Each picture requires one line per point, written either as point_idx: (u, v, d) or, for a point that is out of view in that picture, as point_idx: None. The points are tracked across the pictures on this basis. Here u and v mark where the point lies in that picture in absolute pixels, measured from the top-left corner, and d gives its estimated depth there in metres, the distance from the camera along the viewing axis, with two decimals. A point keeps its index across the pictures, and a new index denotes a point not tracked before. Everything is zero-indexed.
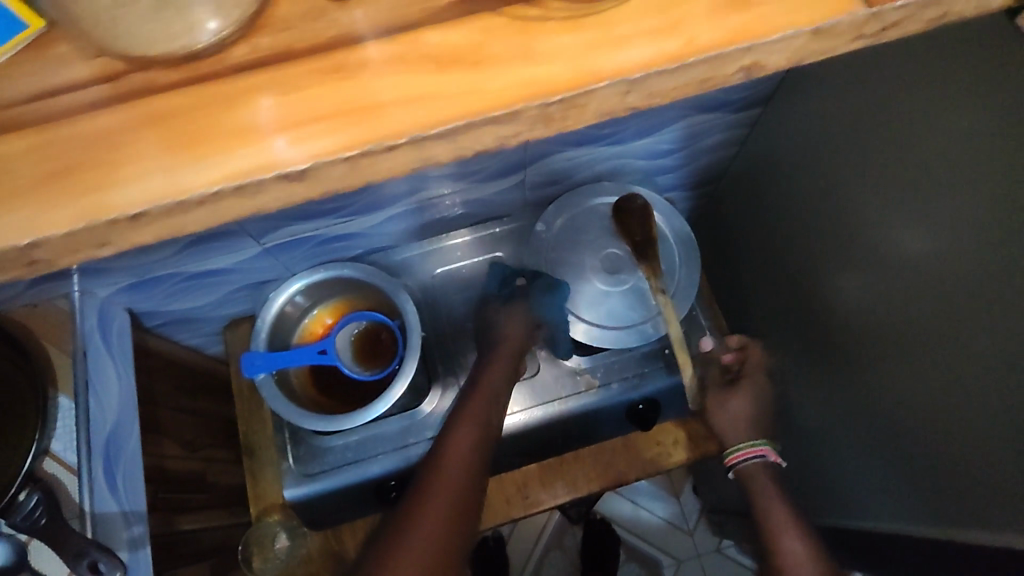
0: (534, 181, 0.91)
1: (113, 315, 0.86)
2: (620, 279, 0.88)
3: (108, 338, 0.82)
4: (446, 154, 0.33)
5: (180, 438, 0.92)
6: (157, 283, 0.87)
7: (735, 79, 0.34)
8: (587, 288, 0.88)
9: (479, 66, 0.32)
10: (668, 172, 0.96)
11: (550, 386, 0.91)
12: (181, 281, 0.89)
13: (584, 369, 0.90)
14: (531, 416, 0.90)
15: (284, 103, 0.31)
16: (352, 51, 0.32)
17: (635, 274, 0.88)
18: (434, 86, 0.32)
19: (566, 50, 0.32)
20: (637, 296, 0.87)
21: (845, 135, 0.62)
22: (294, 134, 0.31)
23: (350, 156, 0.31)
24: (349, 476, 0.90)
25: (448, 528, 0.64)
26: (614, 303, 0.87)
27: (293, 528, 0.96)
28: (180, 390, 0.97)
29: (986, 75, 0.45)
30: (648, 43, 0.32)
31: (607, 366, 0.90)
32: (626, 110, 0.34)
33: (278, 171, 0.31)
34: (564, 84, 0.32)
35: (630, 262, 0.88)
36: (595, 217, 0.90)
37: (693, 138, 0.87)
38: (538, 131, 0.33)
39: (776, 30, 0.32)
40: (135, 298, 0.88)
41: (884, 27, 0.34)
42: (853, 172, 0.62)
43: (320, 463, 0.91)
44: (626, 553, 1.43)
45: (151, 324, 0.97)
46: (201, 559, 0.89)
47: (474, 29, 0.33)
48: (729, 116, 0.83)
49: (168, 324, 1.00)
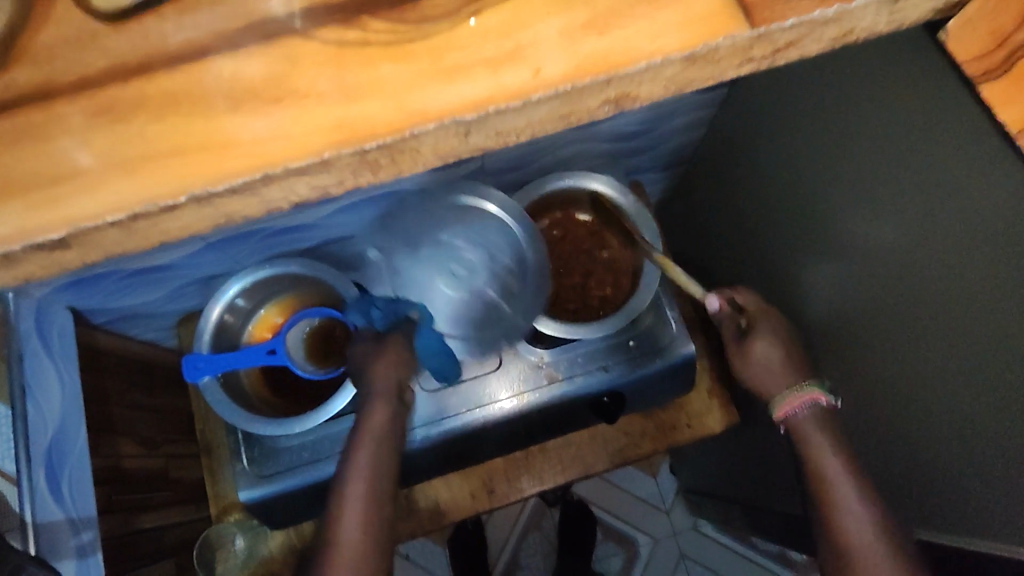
0: (495, 167, 0.79)
1: (53, 315, 0.73)
2: (474, 281, 0.65)
3: (47, 335, 0.70)
4: (252, 208, 0.27)
5: (137, 435, 0.82)
6: (99, 283, 0.75)
7: (602, 113, 0.29)
8: (433, 305, 0.64)
9: (280, 103, 0.27)
10: (643, 154, 0.86)
11: (510, 379, 0.70)
12: (124, 279, 0.77)
13: (547, 363, 0.70)
14: (487, 416, 0.69)
15: (44, 155, 0.26)
16: (128, 87, 0.27)
17: (487, 284, 0.66)
18: (226, 132, 0.26)
19: (386, 84, 0.27)
20: (499, 303, 0.67)
21: (793, 125, 0.55)
22: (54, 195, 0.26)
23: (119, 221, 0.26)
24: (306, 480, 0.76)
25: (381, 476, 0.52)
26: (465, 315, 0.66)
27: (253, 528, 0.88)
28: (134, 385, 0.85)
29: (915, 85, 0.39)
30: (486, 76, 0.27)
31: (570, 359, 0.70)
32: (472, 152, 0.29)
33: (30, 241, 0.25)
34: (381, 128, 0.26)
35: (487, 269, 0.66)
36: (451, 215, 0.67)
37: (660, 119, 0.77)
38: (365, 178, 0.28)
39: (639, 58, 0.27)
40: (78, 297, 0.75)
41: (777, 48, 0.29)
42: (801, 171, 0.55)
43: (275, 462, 0.77)
44: (602, 534, 1.31)
45: (99, 321, 0.84)
46: (162, 559, 0.82)
47: (280, 57, 0.27)
48: (694, 98, 0.74)
49: (118, 320, 0.86)
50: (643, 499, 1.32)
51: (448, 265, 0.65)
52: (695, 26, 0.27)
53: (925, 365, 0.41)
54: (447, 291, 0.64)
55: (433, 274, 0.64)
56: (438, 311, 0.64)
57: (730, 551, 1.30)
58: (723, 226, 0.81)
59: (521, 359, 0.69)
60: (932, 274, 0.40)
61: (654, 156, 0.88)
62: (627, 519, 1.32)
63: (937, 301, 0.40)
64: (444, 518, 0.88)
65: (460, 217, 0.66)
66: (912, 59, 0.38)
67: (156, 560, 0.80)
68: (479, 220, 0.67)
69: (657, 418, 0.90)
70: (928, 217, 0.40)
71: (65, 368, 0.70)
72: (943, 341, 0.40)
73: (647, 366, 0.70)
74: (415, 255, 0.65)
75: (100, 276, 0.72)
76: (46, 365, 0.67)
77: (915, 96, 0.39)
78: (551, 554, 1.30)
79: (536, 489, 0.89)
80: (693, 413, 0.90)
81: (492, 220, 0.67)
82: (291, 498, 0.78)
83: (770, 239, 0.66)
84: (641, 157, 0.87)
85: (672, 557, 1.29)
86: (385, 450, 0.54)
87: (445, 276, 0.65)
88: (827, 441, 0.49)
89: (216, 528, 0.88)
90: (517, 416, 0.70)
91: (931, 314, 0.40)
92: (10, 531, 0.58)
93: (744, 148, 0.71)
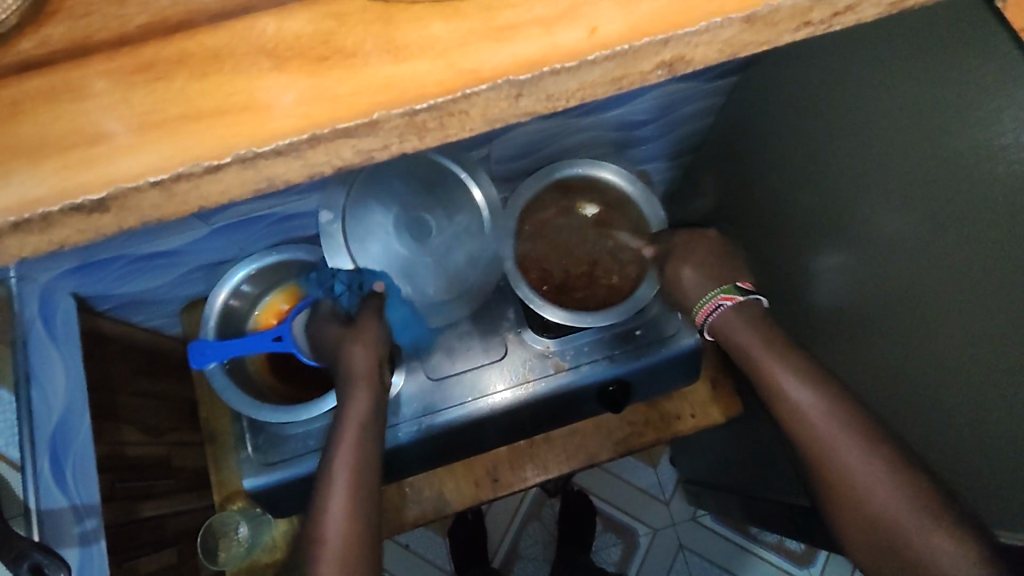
0: (502, 156, 0.79)
1: (60, 299, 0.70)
2: (435, 246, 0.69)
3: (52, 320, 0.68)
4: (295, 173, 0.27)
5: (141, 422, 0.81)
6: (107, 267, 0.73)
7: (654, 77, 0.28)
8: (385, 259, 0.67)
9: (326, 63, 0.26)
10: (650, 142, 0.86)
11: (517, 369, 0.75)
12: (132, 263, 0.75)
13: (553, 352, 0.75)
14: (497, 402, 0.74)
15: (81, 114, 0.25)
16: (167, 44, 0.26)
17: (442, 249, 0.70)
18: (266, 92, 0.25)
19: (436, 43, 0.26)
20: (450, 268, 0.71)
21: (812, 108, 0.54)
22: (91, 155, 0.25)
23: (161, 181, 0.25)
24: (309, 469, 0.76)
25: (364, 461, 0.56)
26: (417, 275, 0.69)
27: (256, 516, 0.86)
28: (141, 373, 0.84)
29: (959, 58, 0.38)
30: (539, 35, 0.26)
31: (577, 347, 0.75)
32: (520, 118, 0.28)
33: (69, 202, 0.24)
34: (431, 88, 0.25)
35: (445, 235, 0.70)
36: (422, 182, 0.69)
37: (672, 106, 0.77)
38: (410, 143, 0.27)
39: (697, 19, 0.26)
40: (85, 281, 0.73)
41: (837, 12, 0.28)
42: (816, 155, 0.55)
43: (280, 450, 0.77)
44: (602, 524, 1.31)
45: (103, 308, 0.83)
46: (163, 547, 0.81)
47: (325, 14, 0.26)
48: (707, 84, 0.74)
49: (122, 306, 0.85)
50: (643, 490, 1.32)
51: (410, 226, 0.68)
52: None
53: (952, 343, 0.41)
54: (401, 250, 0.68)
55: (392, 231, 0.67)
56: (392, 268, 0.68)
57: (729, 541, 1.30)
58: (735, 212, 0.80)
59: (527, 348, 0.75)
60: (956, 254, 0.40)
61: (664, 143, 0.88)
62: (626, 509, 1.32)
63: (962, 281, 0.40)
64: (449, 506, 0.88)
65: (427, 186, 0.69)
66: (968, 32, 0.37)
67: (157, 548, 0.80)
68: (449, 190, 0.70)
69: (661, 408, 0.90)
70: (955, 198, 0.39)
71: (71, 355, 0.68)
72: (970, 323, 0.40)
73: (648, 356, 0.75)
74: (375, 207, 0.67)
75: (110, 259, 0.70)
76: (51, 355, 0.66)
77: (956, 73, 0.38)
78: (550, 544, 1.30)
79: (540, 478, 0.88)
80: (696, 402, 0.90)
81: (463, 195, 0.71)
82: (295, 486, 0.78)
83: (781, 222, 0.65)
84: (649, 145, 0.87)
85: (672, 547, 1.29)
86: (370, 437, 0.57)
87: (401, 234, 0.68)
88: (752, 333, 0.54)
89: (219, 516, 0.86)
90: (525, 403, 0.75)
91: (956, 295, 0.40)
92: (15, 517, 0.57)
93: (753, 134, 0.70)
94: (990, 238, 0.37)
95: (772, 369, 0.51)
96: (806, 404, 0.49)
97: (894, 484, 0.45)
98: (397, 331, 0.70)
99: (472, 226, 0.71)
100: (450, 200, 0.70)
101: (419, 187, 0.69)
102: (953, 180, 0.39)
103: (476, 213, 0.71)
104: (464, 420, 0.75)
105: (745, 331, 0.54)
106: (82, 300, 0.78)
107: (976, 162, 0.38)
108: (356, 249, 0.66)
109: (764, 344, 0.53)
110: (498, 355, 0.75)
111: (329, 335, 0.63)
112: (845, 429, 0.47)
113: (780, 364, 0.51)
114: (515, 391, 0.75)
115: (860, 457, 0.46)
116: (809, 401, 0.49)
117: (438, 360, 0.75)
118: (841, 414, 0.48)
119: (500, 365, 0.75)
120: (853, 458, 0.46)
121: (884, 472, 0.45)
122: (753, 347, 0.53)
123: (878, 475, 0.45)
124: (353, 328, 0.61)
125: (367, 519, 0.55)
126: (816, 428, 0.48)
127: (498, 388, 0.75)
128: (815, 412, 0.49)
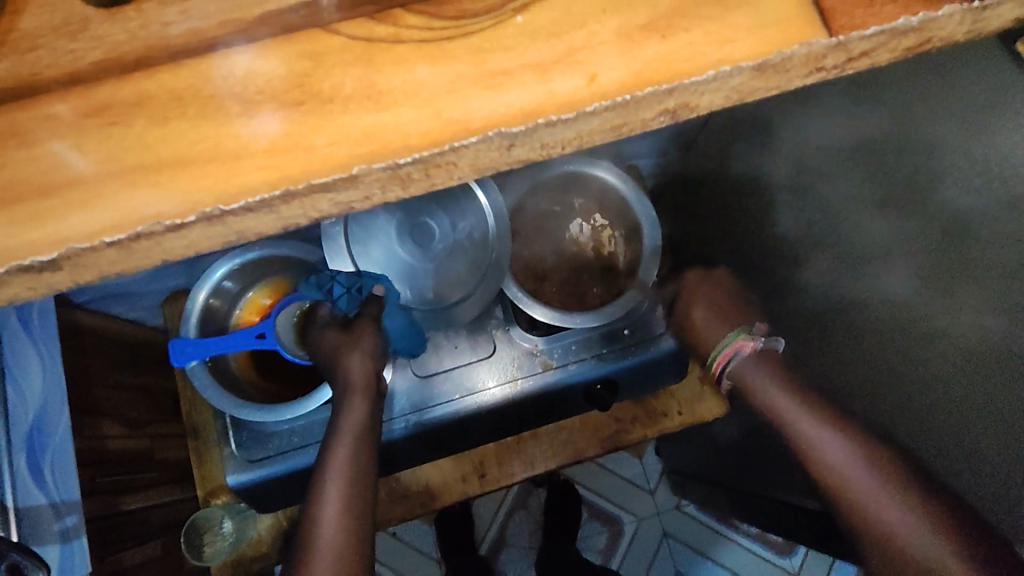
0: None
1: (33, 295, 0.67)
2: (437, 252, 0.69)
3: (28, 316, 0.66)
4: (267, 226, 0.24)
5: (121, 416, 0.79)
6: None
7: (655, 124, 0.26)
8: (387, 265, 0.68)
9: (302, 108, 0.24)
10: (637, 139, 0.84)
11: (505, 366, 0.75)
12: None
13: (541, 351, 0.74)
14: (485, 399, 0.74)
15: (30, 163, 0.23)
16: (124, 85, 0.23)
17: (442, 253, 0.69)
18: (239, 138, 0.23)
19: (422, 88, 0.24)
20: (451, 274, 0.71)
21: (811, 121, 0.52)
22: (39, 210, 0.23)
23: (118, 241, 0.22)
24: (295, 465, 0.75)
25: (361, 475, 0.55)
26: (418, 280, 0.69)
27: (241, 511, 0.85)
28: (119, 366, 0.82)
29: (951, 99, 0.40)
30: (534, 82, 0.24)
31: (566, 346, 0.74)
32: (513, 166, 0.26)
33: (16, 262, 0.22)
34: (417, 140, 0.23)
35: (447, 241, 0.69)
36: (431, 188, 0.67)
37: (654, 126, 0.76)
38: (394, 193, 0.25)
39: (702, 68, 0.24)
40: None
41: (851, 57, 0.26)
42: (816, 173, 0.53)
43: (264, 446, 0.76)
44: (587, 513, 1.31)
45: (81, 300, 0.80)
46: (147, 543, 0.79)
47: (303, 53, 0.24)
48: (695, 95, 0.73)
49: (101, 299, 0.82)
50: (628, 480, 1.32)
51: (413, 231, 0.67)
52: (768, 32, 0.25)
53: (942, 367, 0.43)
54: (404, 255, 0.68)
55: (395, 236, 0.67)
56: (394, 272, 0.68)
57: (714, 531, 1.30)
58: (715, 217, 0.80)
59: (515, 346, 0.74)
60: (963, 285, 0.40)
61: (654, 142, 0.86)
62: (611, 499, 1.32)
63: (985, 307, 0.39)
64: (435, 502, 0.87)
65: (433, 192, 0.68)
66: (967, 72, 0.39)
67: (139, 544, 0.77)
68: (455, 195, 0.69)
69: (650, 405, 0.89)
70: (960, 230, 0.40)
71: (49, 352, 0.66)
72: (968, 352, 0.41)
73: (637, 355, 0.74)
74: (378, 215, 0.66)
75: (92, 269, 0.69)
76: (26, 351, 0.64)
77: (957, 105, 0.40)
78: (537, 533, 1.30)
79: (527, 474, 0.87)
80: (683, 401, 0.89)
81: (469, 202, 0.69)
82: (279, 483, 0.77)
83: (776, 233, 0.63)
84: (637, 144, 0.85)
85: (656, 537, 1.30)
86: (367, 445, 0.56)
87: (404, 240, 0.68)
88: (769, 380, 0.48)
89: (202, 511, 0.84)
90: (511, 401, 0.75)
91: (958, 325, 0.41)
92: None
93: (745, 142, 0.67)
94: (999, 269, 0.38)
95: (798, 421, 0.45)
96: (834, 457, 0.42)
97: (952, 554, 0.37)
98: (393, 339, 0.69)
99: (476, 234, 0.70)
100: (455, 206, 0.69)
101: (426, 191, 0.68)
102: (954, 213, 0.41)
103: (482, 220, 0.69)
104: (450, 419, 0.74)
105: (763, 379, 0.48)
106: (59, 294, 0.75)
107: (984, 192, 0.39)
108: (358, 253, 0.67)
109: (783, 390, 0.47)
110: (486, 353, 0.75)
111: (325, 342, 0.61)
112: (884, 482, 0.40)
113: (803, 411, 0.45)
114: (503, 389, 0.74)
115: (904, 516, 0.39)
116: (837, 451, 0.42)
117: (425, 356, 0.74)
118: (878, 464, 0.41)
119: (489, 363, 0.75)
120: (899, 520, 0.39)
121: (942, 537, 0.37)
122: (773, 393, 0.47)
123: (936, 542, 0.37)
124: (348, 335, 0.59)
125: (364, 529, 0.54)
126: (850, 484, 0.41)
127: (484, 387, 0.74)
128: (847, 461, 0.42)
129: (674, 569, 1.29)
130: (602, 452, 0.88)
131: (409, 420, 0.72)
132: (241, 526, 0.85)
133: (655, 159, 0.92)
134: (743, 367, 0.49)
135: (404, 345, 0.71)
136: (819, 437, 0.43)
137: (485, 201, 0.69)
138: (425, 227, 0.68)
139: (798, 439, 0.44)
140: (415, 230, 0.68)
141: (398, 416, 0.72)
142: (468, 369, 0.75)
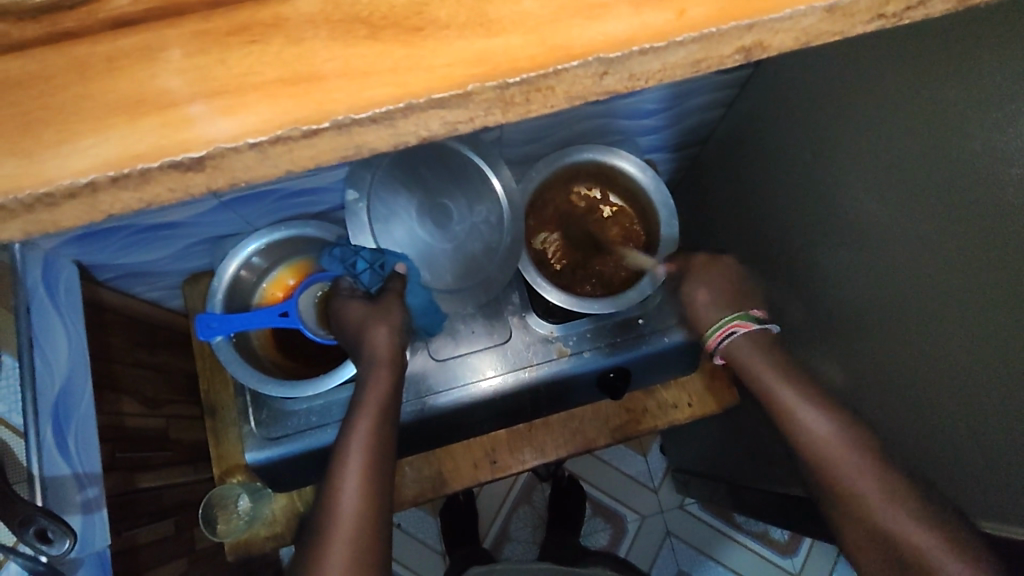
0: (513, 139, 0.79)
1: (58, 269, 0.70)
2: (456, 233, 0.73)
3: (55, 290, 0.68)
4: (382, 141, 0.27)
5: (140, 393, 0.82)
6: (108, 236, 0.71)
7: (730, 61, 0.29)
8: (407, 243, 0.72)
9: (420, 34, 0.26)
10: (652, 133, 0.87)
11: (520, 353, 0.79)
12: (133, 235, 0.74)
13: (557, 337, 0.78)
14: (501, 383, 0.78)
15: (174, 74, 0.25)
16: (261, 7, 0.26)
17: (457, 232, 0.73)
18: (366, 59, 0.26)
19: (528, 18, 0.26)
20: (467, 256, 0.74)
21: (837, 107, 0.56)
22: (184, 116, 0.25)
23: (259, 143, 0.25)
24: (313, 443, 0.78)
25: (377, 455, 0.57)
26: (436, 259, 0.74)
27: (256, 490, 0.86)
28: (140, 344, 0.85)
29: (963, 80, 0.42)
30: (629, 14, 0.26)
31: (580, 333, 0.78)
32: (601, 95, 0.28)
33: (168, 159, 0.25)
34: (523, 63, 0.26)
35: (462, 219, 0.73)
36: (449, 167, 0.72)
37: (679, 98, 0.78)
38: (494, 117, 0.27)
39: (781, 6, 0.27)
40: (87, 248, 0.72)
41: (910, 6, 0.28)
42: (847, 155, 0.55)
43: (283, 425, 0.79)
44: (592, 509, 1.32)
45: (105, 278, 0.81)
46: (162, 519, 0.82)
47: None
48: (717, 78, 0.74)
49: (123, 278, 0.83)
50: (632, 478, 1.34)
51: (432, 212, 0.72)
52: None
53: (959, 331, 0.45)
54: (423, 235, 0.72)
55: (415, 215, 0.72)
56: (414, 251, 0.73)
57: (717, 531, 1.32)
58: (734, 201, 0.83)
59: (532, 332, 0.78)
60: (976, 257, 0.43)
61: (671, 135, 0.89)
62: (616, 496, 1.34)
63: (1006, 270, 0.41)
64: (446, 485, 0.88)
65: (450, 171, 0.72)
66: (975, 44, 0.40)
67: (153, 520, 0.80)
68: (472, 176, 0.72)
69: (659, 397, 0.90)
70: (968, 211, 0.43)
71: (73, 325, 0.70)
72: (987, 315, 0.43)
73: (648, 343, 0.77)
74: (399, 194, 0.71)
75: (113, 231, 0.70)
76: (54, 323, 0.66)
77: (955, 88, 0.43)
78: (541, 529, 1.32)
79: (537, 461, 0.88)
80: (693, 393, 0.89)
81: (484, 186, 0.73)
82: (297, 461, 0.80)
83: (797, 217, 0.66)
84: (655, 136, 0.88)
85: (657, 534, 1.32)
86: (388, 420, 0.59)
87: (422, 220, 0.72)
88: (762, 357, 0.58)
89: (219, 489, 0.85)
90: (526, 386, 0.79)
91: (973, 300, 0.44)
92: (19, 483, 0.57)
93: (768, 130, 0.70)
94: (1002, 241, 0.41)
95: (785, 396, 0.56)
96: (819, 429, 0.53)
97: (906, 509, 0.48)
98: (416, 315, 0.73)
99: (492, 218, 0.73)
100: (470, 186, 0.73)
101: (443, 171, 0.71)
102: (967, 196, 0.43)
103: (497, 204, 0.73)
104: (464, 402, 0.78)
105: (753, 353, 0.58)
106: (83, 268, 0.76)
107: (994, 171, 0.41)
108: (379, 232, 0.71)
109: (772, 367, 0.57)
110: (501, 339, 0.78)
111: (353, 313, 0.65)
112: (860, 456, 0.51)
113: (792, 391, 0.56)
114: (516, 374, 0.78)
115: (867, 480, 0.50)
116: (821, 424, 0.53)
117: (442, 343, 0.78)
118: (850, 433, 0.53)
119: (502, 349, 0.78)
120: (865, 481, 0.51)
121: (891, 492, 0.49)
122: (768, 373, 0.57)
123: (904, 514, 0.48)
124: (377, 309, 0.64)
125: (378, 505, 0.56)
126: (826, 448, 0.53)
127: (492, 373, 0.78)
128: (826, 435, 0.53)
129: (675, 566, 1.30)
130: (610, 442, 0.89)
131: (422, 402, 0.77)
132: (254, 505, 0.86)
133: (670, 154, 0.95)
134: (737, 343, 0.59)
135: (425, 324, 0.75)
136: (815, 423, 0.54)
137: (500, 185, 0.73)
138: (442, 206, 0.72)
139: (786, 408, 0.55)
140: (431, 210, 0.72)
141: (416, 398, 0.76)
142: (484, 355, 0.78)
